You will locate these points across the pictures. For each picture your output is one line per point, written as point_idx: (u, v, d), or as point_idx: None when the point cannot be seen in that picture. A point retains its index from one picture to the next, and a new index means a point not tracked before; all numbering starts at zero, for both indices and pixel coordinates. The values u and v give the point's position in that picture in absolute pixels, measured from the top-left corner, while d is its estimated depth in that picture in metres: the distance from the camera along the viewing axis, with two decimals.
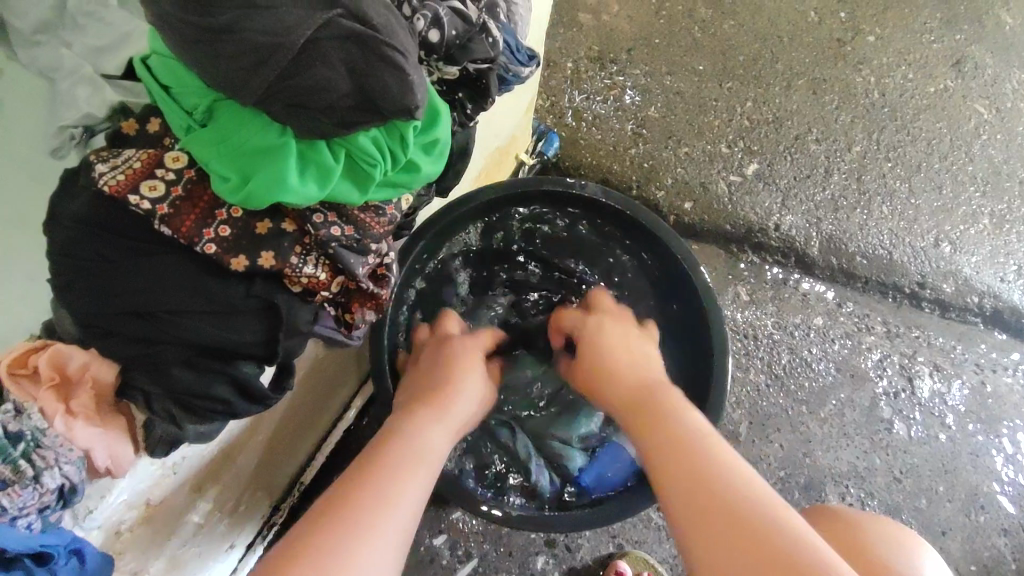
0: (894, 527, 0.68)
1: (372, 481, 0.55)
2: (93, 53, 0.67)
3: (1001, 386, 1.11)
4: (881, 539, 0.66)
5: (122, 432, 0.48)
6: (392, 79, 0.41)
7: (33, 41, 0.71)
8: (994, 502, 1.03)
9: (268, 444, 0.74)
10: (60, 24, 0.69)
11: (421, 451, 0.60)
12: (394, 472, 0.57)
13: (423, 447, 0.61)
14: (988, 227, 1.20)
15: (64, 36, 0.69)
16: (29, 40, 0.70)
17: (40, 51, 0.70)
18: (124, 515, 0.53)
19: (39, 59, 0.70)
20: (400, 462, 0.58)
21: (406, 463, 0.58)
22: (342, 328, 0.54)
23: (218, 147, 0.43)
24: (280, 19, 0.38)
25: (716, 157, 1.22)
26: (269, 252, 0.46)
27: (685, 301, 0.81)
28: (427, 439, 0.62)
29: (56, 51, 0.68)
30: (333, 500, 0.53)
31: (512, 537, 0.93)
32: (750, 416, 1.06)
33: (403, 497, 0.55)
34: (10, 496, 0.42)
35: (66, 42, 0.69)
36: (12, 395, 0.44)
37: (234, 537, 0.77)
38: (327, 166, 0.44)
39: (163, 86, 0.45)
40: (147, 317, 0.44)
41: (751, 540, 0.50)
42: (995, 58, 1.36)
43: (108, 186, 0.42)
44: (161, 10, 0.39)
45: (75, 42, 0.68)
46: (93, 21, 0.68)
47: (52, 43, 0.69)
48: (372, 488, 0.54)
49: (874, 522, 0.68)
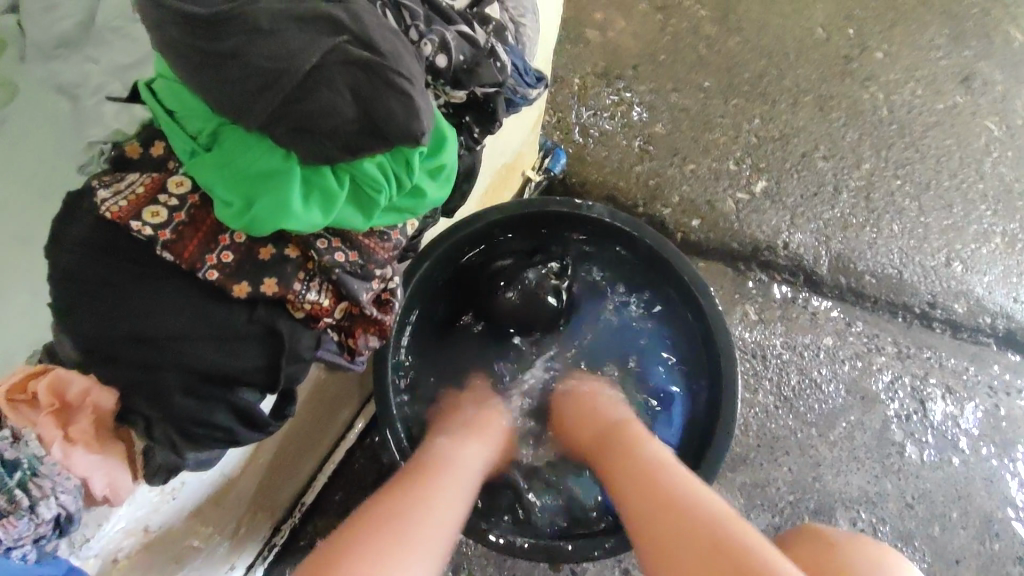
0: (888, 560, 0.65)
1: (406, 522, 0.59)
2: (120, 72, 0.67)
3: (1015, 409, 1.09)
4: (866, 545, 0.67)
5: (120, 459, 0.48)
6: (396, 103, 0.40)
7: (54, 55, 0.72)
8: (1008, 529, 1.01)
9: (270, 465, 0.73)
10: (86, 40, 0.70)
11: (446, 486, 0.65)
12: (427, 514, 0.60)
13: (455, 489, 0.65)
14: (999, 246, 1.19)
15: (89, 53, 0.70)
16: (50, 53, 0.73)
17: (62, 64, 0.72)
18: (122, 542, 0.52)
19: (61, 73, 0.71)
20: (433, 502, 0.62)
21: (437, 504, 0.62)
22: (345, 354, 0.53)
23: (223, 172, 0.43)
24: (285, 44, 0.38)
25: (723, 175, 1.21)
26: (272, 278, 0.45)
27: (695, 329, 0.80)
28: (457, 479, 0.66)
29: (80, 67, 0.70)
30: (366, 540, 0.57)
31: (517, 561, 0.91)
32: (757, 438, 1.05)
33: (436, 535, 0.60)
34: (5, 527, 0.41)
35: (91, 59, 0.70)
36: (11, 420, 0.44)
37: (235, 559, 0.77)
38: (331, 191, 0.44)
39: (168, 110, 0.44)
40: (148, 343, 0.44)
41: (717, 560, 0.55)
42: (1003, 74, 1.35)
43: (110, 212, 0.42)
44: (168, 34, 0.39)
45: (102, 59, 0.69)
46: (120, 37, 0.68)
47: (73, 59, 0.71)
48: (409, 530, 0.58)
49: (874, 552, 0.66)
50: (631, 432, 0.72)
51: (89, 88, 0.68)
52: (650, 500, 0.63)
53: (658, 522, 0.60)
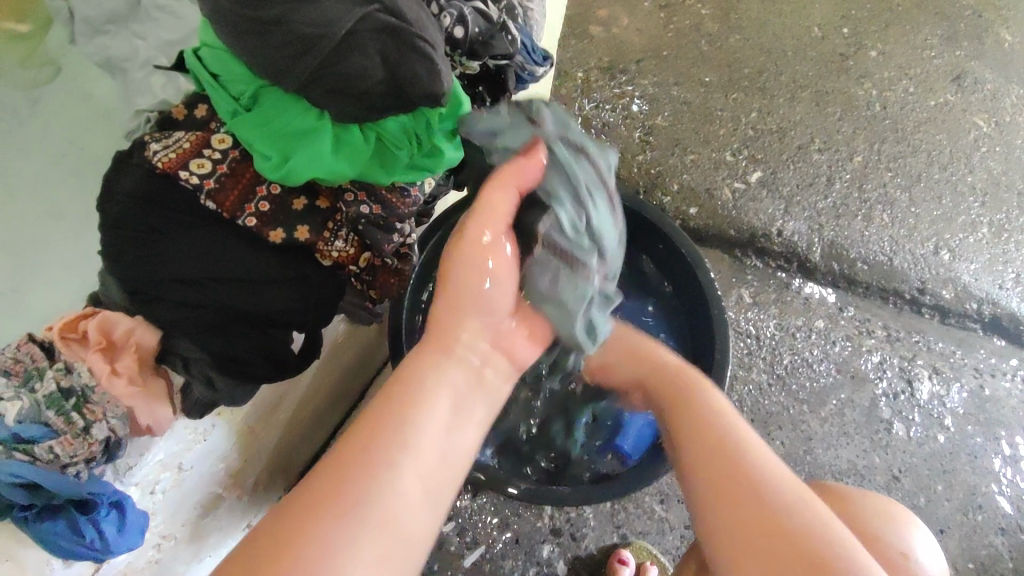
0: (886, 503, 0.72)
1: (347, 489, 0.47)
2: (165, 47, 0.71)
3: (999, 390, 1.13)
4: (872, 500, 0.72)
5: (161, 394, 0.51)
6: (422, 67, 0.45)
7: (103, 30, 0.77)
8: (992, 502, 1.05)
9: (287, 423, 0.77)
10: (133, 17, 0.74)
11: (403, 416, 0.50)
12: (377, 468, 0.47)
13: (423, 416, 0.50)
14: (987, 236, 1.23)
15: (136, 29, 0.73)
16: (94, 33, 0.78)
17: (110, 39, 0.76)
18: (158, 475, 0.56)
19: (110, 47, 0.75)
20: (387, 445, 0.48)
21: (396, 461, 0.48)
22: (367, 302, 0.59)
23: (262, 129, 0.47)
24: (323, 12, 0.42)
25: (721, 165, 1.26)
26: (304, 226, 0.51)
27: (689, 305, 0.85)
28: (426, 403, 0.50)
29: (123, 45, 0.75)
30: (298, 523, 0.45)
31: (519, 525, 0.96)
32: (751, 413, 1.09)
33: (391, 501, 0.47)
34: (63, 445, 0.46)
35: (139, 35, 0.73)
36: (63, 355, 0.49)
37: (253, 515, 0.81)
38: (359, 147, 0.49)
39: (212, 74, 0.49)
40: (190, 284, 0.48)
41: (816, 556, 0.55)
42: (994, 74, 1.40)
43: (161, 162, 0.47)
44: (218, 5, 0.44)
45: (148, 35, 0.72)
46: (166, 14, 0.73)
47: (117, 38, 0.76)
48: (355, 498, 0.46)
49: (887, 524, 0.69)
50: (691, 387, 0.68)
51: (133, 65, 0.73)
52: (733, 487, 0.60)
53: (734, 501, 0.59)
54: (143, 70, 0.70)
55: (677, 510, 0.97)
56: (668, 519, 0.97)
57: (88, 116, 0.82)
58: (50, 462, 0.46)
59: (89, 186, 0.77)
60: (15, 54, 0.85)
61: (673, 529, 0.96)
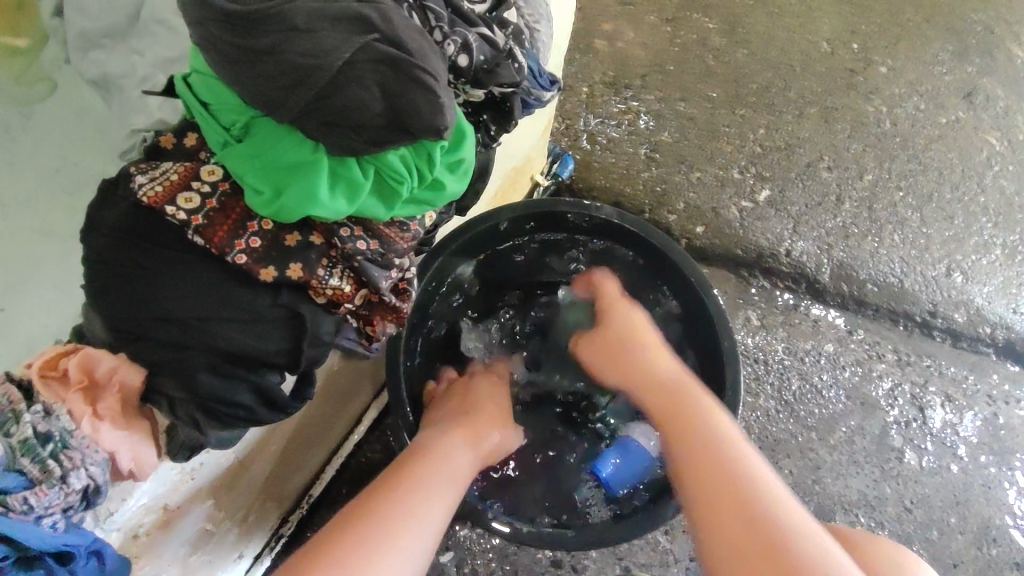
0: (874, 539, 0.71)
1: (403, 491, 0.59)
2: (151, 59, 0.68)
3: (1013, 418, 1.10)
4: (861, 538, 0.70)
5: (144, 435, 0.49)
6: (423, 100, 0.42)
7: (99, 44, 0.73)
8: (1006, 536, 1.02)
9: (281, 452, 0.75)
10: (132, 31, 0.69)
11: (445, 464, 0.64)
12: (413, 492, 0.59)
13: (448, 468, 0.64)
14: (999, 257, 1.20)
15: (135, 44, 0.69)
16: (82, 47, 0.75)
17: (106, 54, 0.72)
18: (142, 518, 0.53)
19: (107, 64, 0.71)
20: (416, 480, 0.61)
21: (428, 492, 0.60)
22: (363, 340, 0.56)
23: (253, 163, 0.45)
24: (319, 42, 0.40)
25: (727, 183, 1.23)
26: (297, 263, 0.48)
27: (701, 332, 0.82)
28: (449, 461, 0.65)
29: (109, 56, 0.72)
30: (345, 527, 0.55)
31: (518, 557, 0.93)
32: (759, 440, 1.06)
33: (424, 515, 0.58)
34: (37, 494, 0.42)
35: (136, 51, 0.69)
36: (42, 396, 0.46)
37: (244, 547, 0.78)
38: (356, 182, 0.46)
39: (203, 102, 0.46)
40: (178, 324, 0.46)
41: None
42: (1005, 90, 1.38)
43: (147, 196, 0.45)
44: (208, 32, 0.42)
45: (147, 51, 0.68)
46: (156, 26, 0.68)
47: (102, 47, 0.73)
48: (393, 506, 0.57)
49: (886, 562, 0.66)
50: (692, 399, 0.67)
51: (120, 78, 0.70)
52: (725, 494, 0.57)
53: (729, 508, 0.56)
54: (138, 89, 0.67)
55: (682, 541, 0.94)
56: (672, 551, 0.94)
57: (81, 131, 0.80)
58: (24, 513, 0.42)
59: (80, 206, 0.75)
60: (10, 71, 0.83)
61: (677, 561, 0.93)
